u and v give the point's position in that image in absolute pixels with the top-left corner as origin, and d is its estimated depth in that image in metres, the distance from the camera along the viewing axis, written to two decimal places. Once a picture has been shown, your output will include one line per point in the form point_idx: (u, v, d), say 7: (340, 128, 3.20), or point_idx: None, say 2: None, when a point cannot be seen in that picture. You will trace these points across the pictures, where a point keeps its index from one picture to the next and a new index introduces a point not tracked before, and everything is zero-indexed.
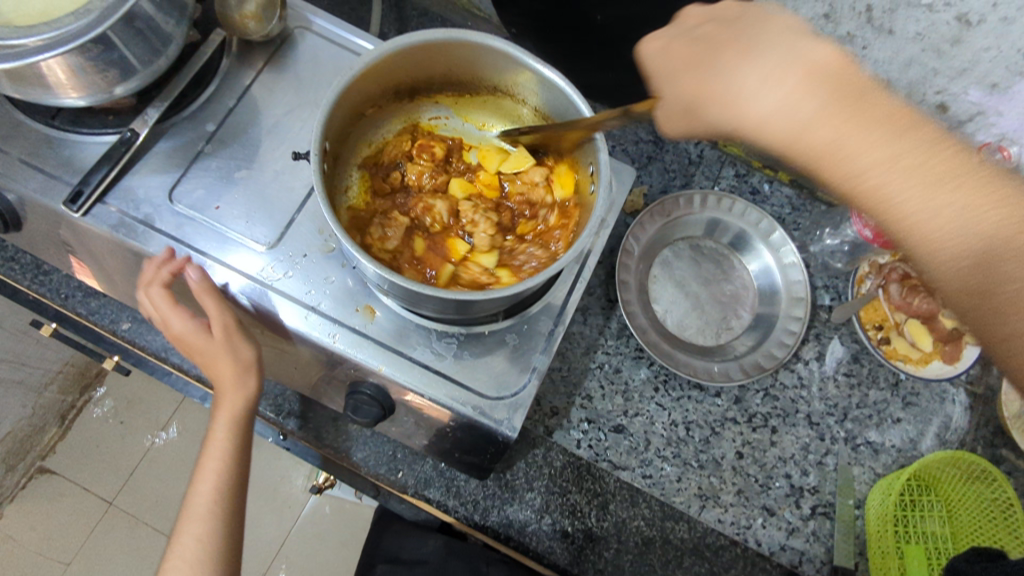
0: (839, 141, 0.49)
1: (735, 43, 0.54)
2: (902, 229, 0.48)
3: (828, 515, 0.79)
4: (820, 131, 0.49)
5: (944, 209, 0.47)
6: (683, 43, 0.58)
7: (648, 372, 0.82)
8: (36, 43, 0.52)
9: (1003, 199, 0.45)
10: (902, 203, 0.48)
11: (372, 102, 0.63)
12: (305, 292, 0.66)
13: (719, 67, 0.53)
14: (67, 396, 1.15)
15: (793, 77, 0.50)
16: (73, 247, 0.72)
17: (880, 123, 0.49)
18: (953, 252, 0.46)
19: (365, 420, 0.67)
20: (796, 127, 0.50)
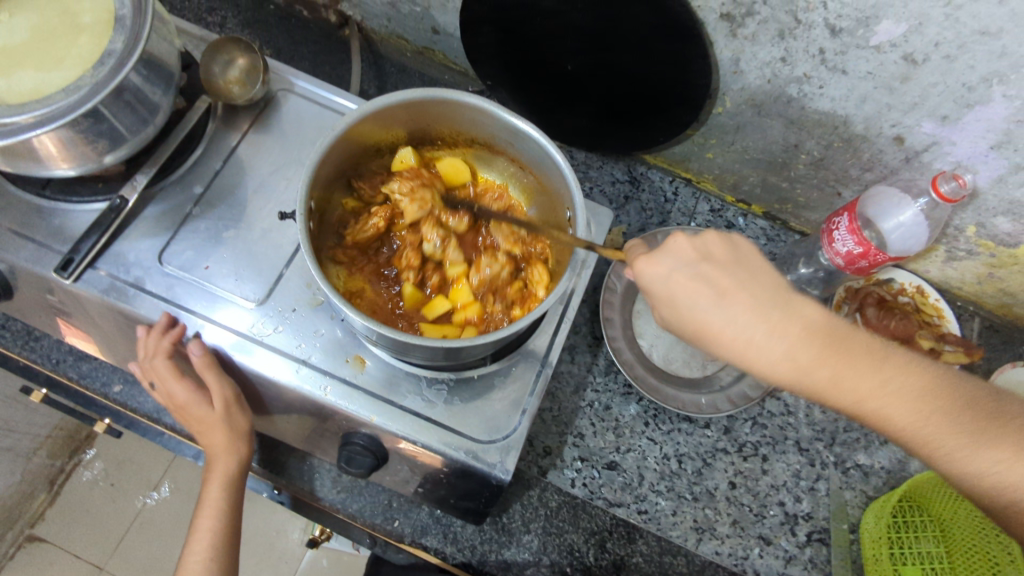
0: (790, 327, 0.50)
1: (742, 283, 0.50)
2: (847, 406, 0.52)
3: (824, 541, 0.80)
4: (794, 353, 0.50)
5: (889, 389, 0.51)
6: (692, 275, 0.50)
7: (637, 407, 0.83)
8: (28, 120, 0.54)
9: (937, 399, 0.51)
10: (871, 392, 0.51)
11: (361, 153, 0.65)
12: (295, 345, 0.67)
13: (733, 304, 0.49)
14: (56, 460, 1.09)
15: (762, 305, 0.50)
16: (63, 312, 0.73)
17: (859, 356, 0.51)
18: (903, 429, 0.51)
19: (359, 470, 0.67)
20: (779, 352, 0.50)
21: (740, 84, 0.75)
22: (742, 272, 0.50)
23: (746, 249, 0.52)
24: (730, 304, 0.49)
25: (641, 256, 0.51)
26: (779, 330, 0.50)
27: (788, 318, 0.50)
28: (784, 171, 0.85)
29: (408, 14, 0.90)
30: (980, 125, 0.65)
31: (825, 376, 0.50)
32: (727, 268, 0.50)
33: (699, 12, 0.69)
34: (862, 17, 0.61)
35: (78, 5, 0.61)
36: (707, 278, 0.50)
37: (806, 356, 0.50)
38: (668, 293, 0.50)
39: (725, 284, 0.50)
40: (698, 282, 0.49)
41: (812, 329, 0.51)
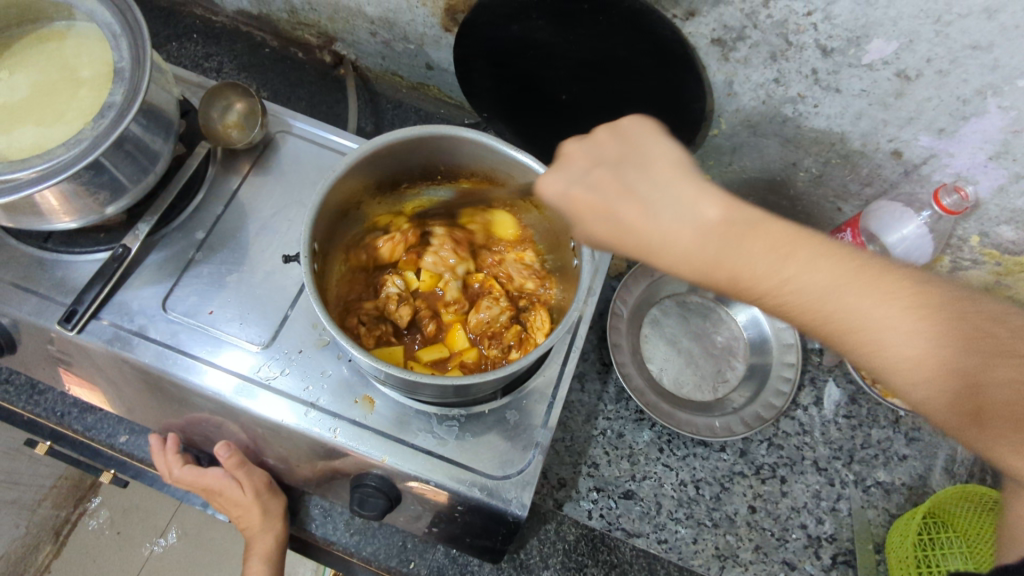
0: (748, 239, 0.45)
1: (624, 179, 0.47)
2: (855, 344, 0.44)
3: (849, 563, 0.78)
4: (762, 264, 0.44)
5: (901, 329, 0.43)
6: (586, 184, 0.48)
7: (651, 433, 0.82)
8: (30, 176, 0.54)
9: (953, 317, 0.42)
10: (866, 319, 0.43)
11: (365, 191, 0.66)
12: (303, 388, 0.67)
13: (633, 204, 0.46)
14: (60, 511, 1.04)
15: (721, 202, 0.45)
16: (67, 364, 0.72)
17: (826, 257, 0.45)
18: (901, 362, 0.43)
19: (373, 514, 0.65)
20: (714, 257, 0.44)
21: (735, 106, 0.76)
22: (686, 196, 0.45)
23: (629, 130, 0.49)
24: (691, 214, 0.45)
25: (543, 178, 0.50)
26: (774, 247, 0.44)
27: (748, 228, 0.45)
28: (783, 189, 0.85)
29: (402, 51, 0.91)
30: (977, 136, 0.66)
31: (856, 301, 0.43)
32: (617, 165, 0.48)
33: (691, 38, 0.70)
34: (853, 37, 0.61)
35: (77, 60, 0.62)
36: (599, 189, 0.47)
37: (791, 271, 0.45)
38: (591, 201, 0.47)
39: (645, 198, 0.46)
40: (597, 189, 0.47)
41: (794, 241, 0.45)
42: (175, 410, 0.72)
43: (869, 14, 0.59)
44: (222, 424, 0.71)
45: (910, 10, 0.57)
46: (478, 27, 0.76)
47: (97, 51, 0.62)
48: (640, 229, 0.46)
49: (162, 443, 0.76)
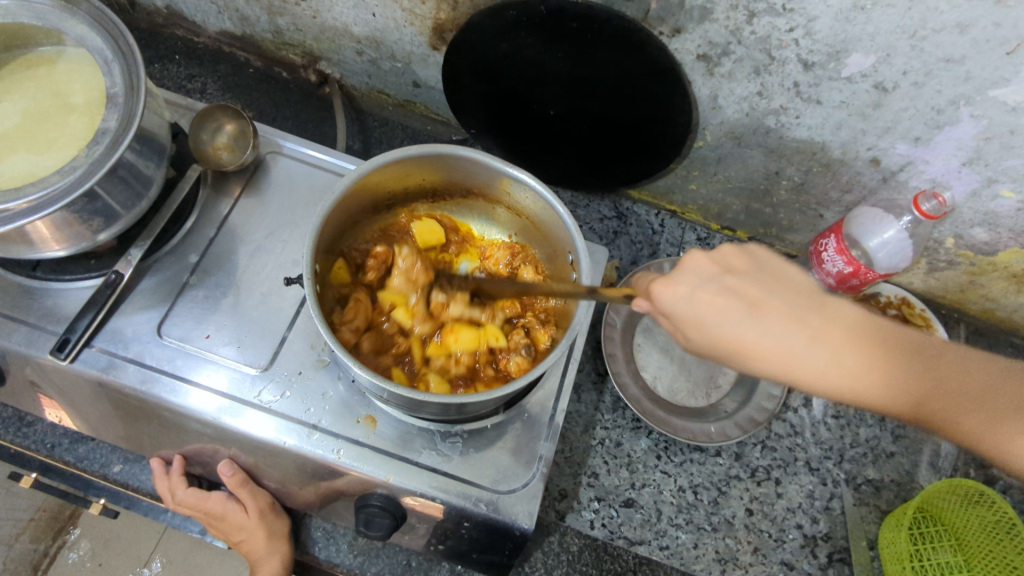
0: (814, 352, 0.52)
1: (798, 311, 0.52)
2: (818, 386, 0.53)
3: (845, 560, 0.80)
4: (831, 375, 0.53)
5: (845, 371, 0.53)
6: (716, 289, 0.52)
7: (648, 441, 0.83)
8: (23, 205, 0.53)
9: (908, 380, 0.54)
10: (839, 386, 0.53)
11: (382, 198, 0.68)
12: (304, 409, 0.66)
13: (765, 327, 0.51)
14: (40, 544, 0.97)
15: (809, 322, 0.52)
16: (55, 394, 0.70)
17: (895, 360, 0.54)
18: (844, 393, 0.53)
19: (378, 533, 0.66)
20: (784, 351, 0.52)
21: (720, 119, 0.78)
22: (770, 280, 0.53)
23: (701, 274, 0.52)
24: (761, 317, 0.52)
25: (656, 282, 0.53)
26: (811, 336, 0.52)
27: (825, 338, 0.52)
28: (766, 197, 0.88)
29: (389, 70, 0.91)
30: (951, 144, 0.69)
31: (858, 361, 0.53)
32: (749, 277, 0.53)
33: (676, 54, 0.71)
34: (832, 51, 0.64)
35: (68, 86, 0.61)
36: (733, 291, 0.52)
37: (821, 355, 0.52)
38: (696, 317, 0.52)
39: (753, 297, 0.52)
40: (728, 296, 0.51)
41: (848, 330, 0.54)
42: (171, 437, 0.71)
43: (848, 30, 0.61)
44: (220, 450, 0.70)
45: (886, 26, 0.59)
46: (467, 46, 0.77)
47: (88, 77, 0.61)
48: (738, 337, 0.51)
49: (164, 467, 0.76)
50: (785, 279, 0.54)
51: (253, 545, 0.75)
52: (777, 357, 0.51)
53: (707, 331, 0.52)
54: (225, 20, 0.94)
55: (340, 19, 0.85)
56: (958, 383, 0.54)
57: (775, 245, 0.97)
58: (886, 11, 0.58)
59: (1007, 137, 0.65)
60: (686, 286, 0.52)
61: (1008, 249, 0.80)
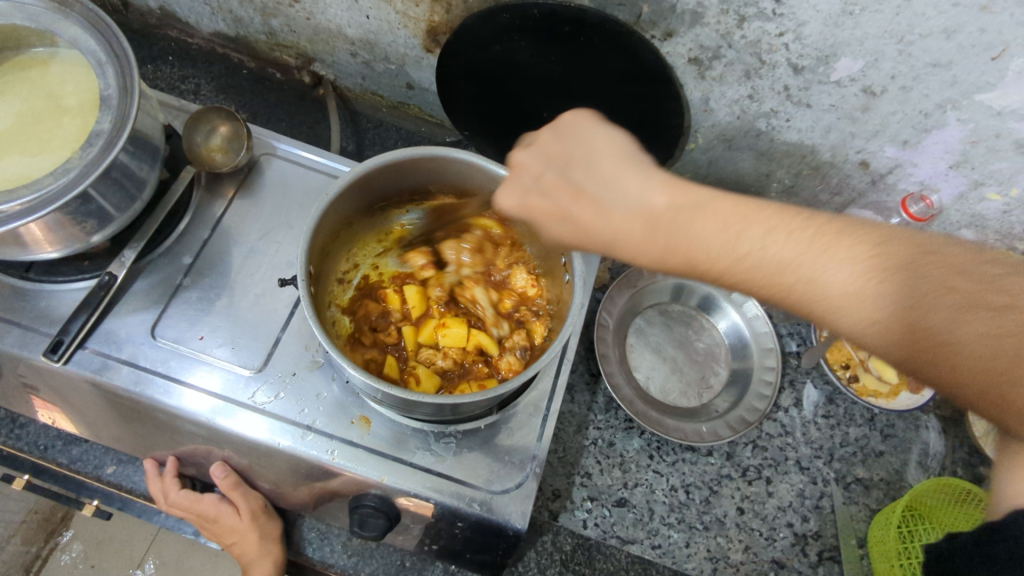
0: (699, 220, 0.47)
1: (675, 189, 0.49)
2: (768, 276, 0.47)
3: (835, 558, 0.81)
4: (713, 242, 0.47)
5: (838, 256, 0.45)
6: (554, 183, 0.52)
7: (640, 441, 0.84)
8: (16, 207, 0.54)
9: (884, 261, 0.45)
10: (778, 258, 0.47)
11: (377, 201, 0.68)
12: (298, 410, 0.66)
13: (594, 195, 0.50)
14: (30, 546, 0.97)
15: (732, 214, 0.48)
16: (47, 395, 0.70)
17: (824, 233, 0.46)
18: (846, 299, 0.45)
19: (372, 533, 0.66)
20: (665, 243, 0.48)
21: (711, 122, 0.79)
22: (606, 163, 0.51)
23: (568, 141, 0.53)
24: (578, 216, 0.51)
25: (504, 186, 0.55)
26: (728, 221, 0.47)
27: (694, 212, 0.48)
28: (757, 199, 0.89)
29: (383, 72, 0.92)
30: (938, 147, 0.70)
31: (780, 242, 0.47)
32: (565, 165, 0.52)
33: (668, 57, 0.72)
34: (822, 56, 0.64)
35: (62, 87, 0.61)
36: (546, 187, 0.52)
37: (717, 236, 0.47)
38: (556, 210, 0.51)
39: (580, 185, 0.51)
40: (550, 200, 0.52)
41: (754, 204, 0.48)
42: (165, 438, 0.71)
43: (836, 34, 0.62)
44: (214, 451, 0.70)
45: (874, 31, 0.60)
46: (460, 48, 0.77)
47: (82, 78, 0.61)
48: (630, 212, 0.49)
49: (157, 468, 0.76)
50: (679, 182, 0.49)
51: (246, 547, 0.75)
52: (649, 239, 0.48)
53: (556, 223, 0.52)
54: (218, 21, 0.94)
55: (334, 21, 0.85)
56: (931, 263, 0.44)
57: None
58: (874, 16, 0.59)
59: (993, 140, 0.66)
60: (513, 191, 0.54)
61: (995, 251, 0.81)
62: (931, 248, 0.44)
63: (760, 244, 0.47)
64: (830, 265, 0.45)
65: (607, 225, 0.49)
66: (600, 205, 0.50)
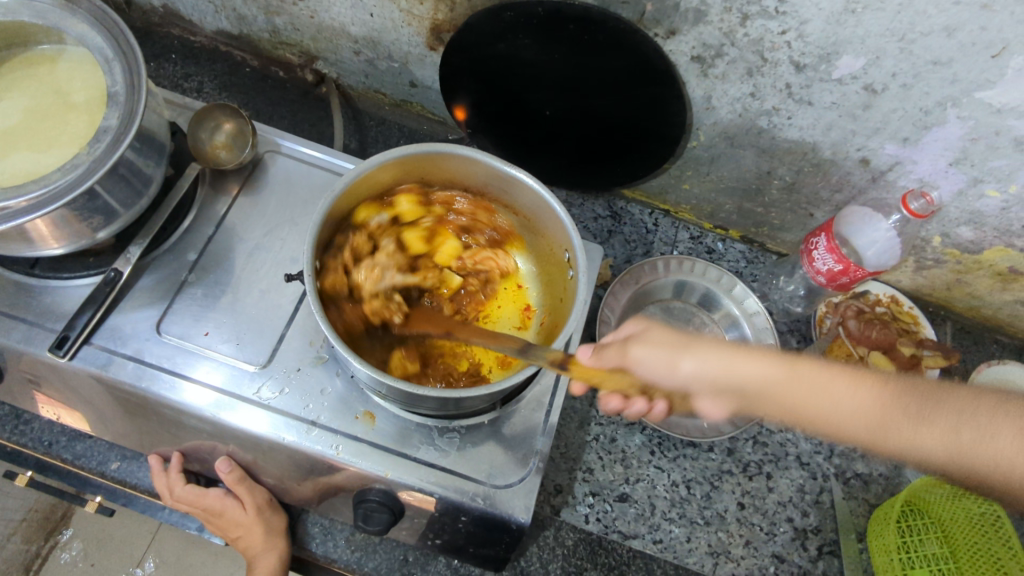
0: (828, 384, 0.50)
1: (771, 370, 0.51)
2: (821, 426, 0.50)
3: (835, 553, 0.82)
4: (844, 406, 0.49)
5: (848, 389, 0.50)
6: (693, 366, 0.52)
7: (642, 437, 0.84)
8: (24, 203, 0.54)
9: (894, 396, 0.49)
10: (837, 415, 0.49)
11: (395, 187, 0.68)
12: (303, 406, 0.67)
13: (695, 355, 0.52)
14: (31, 544, 0.97)
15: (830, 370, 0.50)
16: (52, 391, 0.71)
17: (865, 375, 0.50)
18: (852, 423, 0.49)
19: (377, 528, 0.66)
20: (790, 404, 0.50)
21: (713, 119, 0.79)
22: (732, 349, 0.52)
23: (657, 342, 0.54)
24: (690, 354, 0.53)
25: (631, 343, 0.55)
26: (831, 385, 0.50)
27: (823, 380, 0.50)
28: (758, 197, 0.89)
29: (386, 70, 0.92)
30: (938, 145, 0.70)
31: (865, 426, 0.49)
32: (673, 332, 0.54)
33: (670, 56, 0.72)
34: (823, 54, 0.65)
35: (69, 84, 0.61)
36: (673, 346, 0.54)
37: (834, 404, 0.49)
38: (671, 363, 0.53)
39: (694, 344, 0.53)
40: (701, 348, 0.53)
41: (808, 372, 0.50)
42: (170, 434, 0.71)
43: (838, 33, 0.62)
44: (219, 447, 0.70)
45: (876, 29, 0.61)
46: (464, 46, 0.77)
47: (89, 75, 0.62)
48: (708, 374, 0.52)
49: (162, 464, 0.76)
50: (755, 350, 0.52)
51: (252, 541, 0.75)
52: (773, 401, 0.51)
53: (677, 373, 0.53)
54: (222, 18, 0.94)
55: (338, 19, 0.85)
56: (931, 390, 0.50)
57: (767, 244, 0.98)
58: (876, 14, 0.59)
59: (993, 138, 0.67)
60: (645, 347, 0.54)
61: (993, 248, 0.81)
62: (916, 386, 0.50)
63: (825, 387, 0.50)
64: (840, 394, 0.50)
65: (753, 382, 0.51)
66: (675, 370, 0.53)
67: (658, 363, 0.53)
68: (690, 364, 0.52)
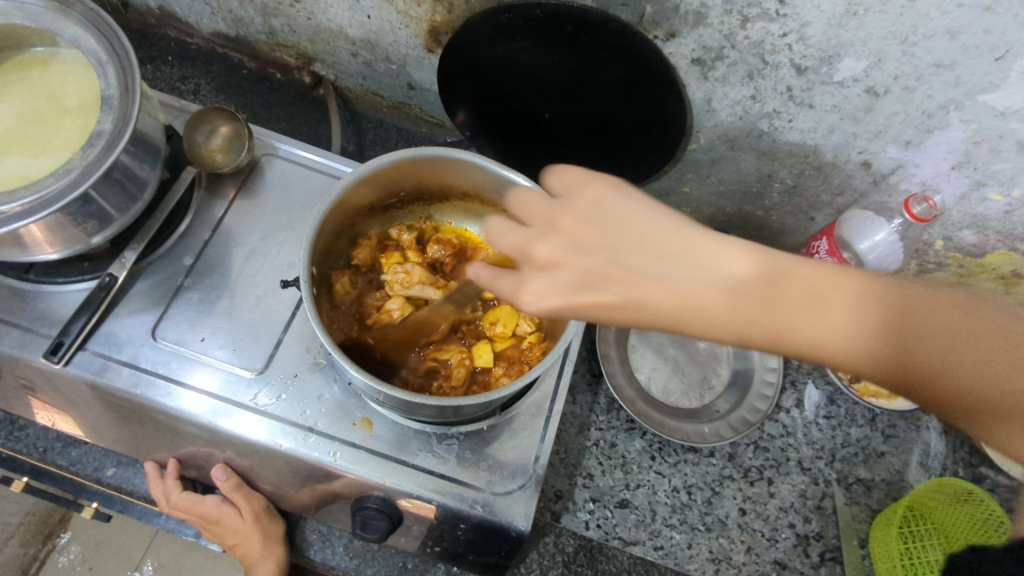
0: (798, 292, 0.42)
1: (726, 248, 0.43)
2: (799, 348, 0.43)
3: (837, 559, 0.81)
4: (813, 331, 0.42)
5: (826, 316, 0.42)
6: (654, 219, 0.44)
7: (642, 442, 0.84)
8: (16, 208, 0.53)
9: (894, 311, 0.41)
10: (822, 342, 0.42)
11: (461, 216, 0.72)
12: (300, 412, 0.66)
13: (661, 266, 0.43)
14: (29, 548, 0.96)
15: (776, 284, 0.43)
16: (45, 396, 0.70)
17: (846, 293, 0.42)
18: (850, 360, 0.42)
19: (374, 536, 0.65)
20: (749, 318, 0.42)
21: (714, 122, 0.78)
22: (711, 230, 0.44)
23: (599, 222, 0.44)
24: (718, 260, 0.43)
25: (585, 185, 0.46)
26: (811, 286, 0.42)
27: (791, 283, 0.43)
28: (759, 200, 0.89)
29: (383, 72, 0.91)
30: (940, 148, 0.70)
31: (860, 326, 0.42)
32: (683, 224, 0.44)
33: (670, 58, 0.72)
34: (825, 56, 0.64)
35: (62, 88, 0.61)
36: (652, 231, 0.43)
37: (745, 315, 0.42)
38: (604, 274, 0.43)
39: (669, 240, 0.43)
40: (660, 224, 0.44)
41: (808, 281, 0.43)
42: (166, 440, 0.70)
43: (840, 35, 0.62)
44: (214, 453, 0.69)
45: (878, 31, 0.60)
46: (462, 48, 0.77)
47: (83, 78, 0.61)
48: (681, 287, 0.43)
49: (159, 470, 0.76)
50: (718, 235, 0.44)
51: (250, 548, 0.74)
52: (717, 309, 0.42)
53: (635, 288, 0.43)
54: (218, 20, 0.93)
55: (335, 21, 0.85)
56: (945, 320, 0.41)
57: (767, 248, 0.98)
58: (877, 16, 0.59)
59: (996, 141, 0.66)
60: (590, 218, 0.44)
61: (996, 252, 0.81)
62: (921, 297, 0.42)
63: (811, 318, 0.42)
64: (824, 321, 0.42)
65: (684, 305, 0.42)
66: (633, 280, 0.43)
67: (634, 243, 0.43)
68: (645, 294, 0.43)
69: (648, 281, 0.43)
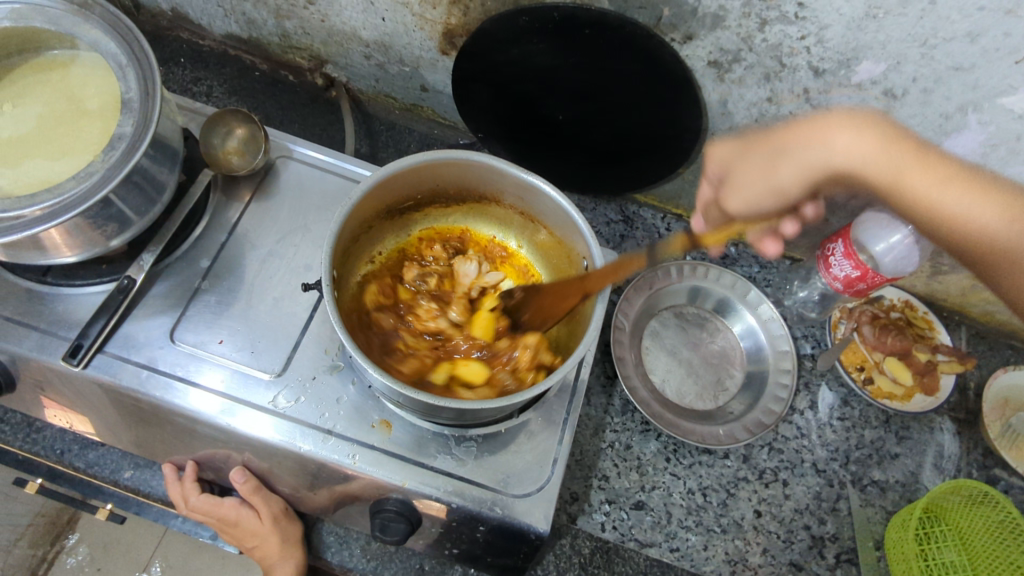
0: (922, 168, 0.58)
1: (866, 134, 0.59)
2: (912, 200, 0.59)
3: (852, 561, 0.81)
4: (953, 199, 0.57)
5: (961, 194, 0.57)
6: (757, 159, 0.64)
7: (657, 444, 0.84)
8: (39, 211, 0.53)
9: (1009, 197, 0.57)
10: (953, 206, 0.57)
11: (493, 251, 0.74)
12: (319, 414, 0.66)
13: (791, 165, 0.61)
14: (39, 550, 0.96)
15: (895, 135, 0.58)
16: (63, 399, 0.70)
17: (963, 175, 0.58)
18: (969, 231, 0.57)
19: (394, 538, 0.66)
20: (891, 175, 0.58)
21: (729, 124, 0.78)
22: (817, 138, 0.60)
23: (722, 154, 0.67)
24: (788, 170, 0.62)
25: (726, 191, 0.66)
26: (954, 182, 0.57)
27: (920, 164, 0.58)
28: None
29: (397, 74, 0.91)
30: (957, 150, 0.70)
31: (922, 179, 0.58)
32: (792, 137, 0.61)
33: (687, 60, 0.72)
34: (843, 59, 0.64)
35: (83, 91, 0.61)
36: (755, 155, 0.64)
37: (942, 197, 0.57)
38: (733, 180, 0.65)
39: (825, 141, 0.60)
40: (755, 157, 0.64)
41: (917, 154, 0.58)
42: (184, 442, 0.70)
43: (859, 38, 0.62)
44: (233, 455, 0.70)
45: (898, 34, 0.60)
46: (477, 50, 0.77)
47: (103, 81, 0.61)
48: (807, 160, 0.60)
49: (176, 473, 0.76)
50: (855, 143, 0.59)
51: (269, 550, 0.75)
52: (872, 163, 0.58)
53: (739, 193, 0.65)
54: (232, 22, 0.93)
55: (349, 23, 0.85)
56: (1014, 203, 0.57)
57: (780, 249, 0.98)
58: (897, 19, 0.59)
59: (1013, 143, 0.66)
60: (739, 175, 0.65)
61: None
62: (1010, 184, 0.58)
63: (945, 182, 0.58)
64: (962, 200, 0.57)
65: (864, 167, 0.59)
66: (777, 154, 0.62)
67: (812, 139, 0.60)
68: (793, 164, 0.61)
69: (759, 161, 0.63)
